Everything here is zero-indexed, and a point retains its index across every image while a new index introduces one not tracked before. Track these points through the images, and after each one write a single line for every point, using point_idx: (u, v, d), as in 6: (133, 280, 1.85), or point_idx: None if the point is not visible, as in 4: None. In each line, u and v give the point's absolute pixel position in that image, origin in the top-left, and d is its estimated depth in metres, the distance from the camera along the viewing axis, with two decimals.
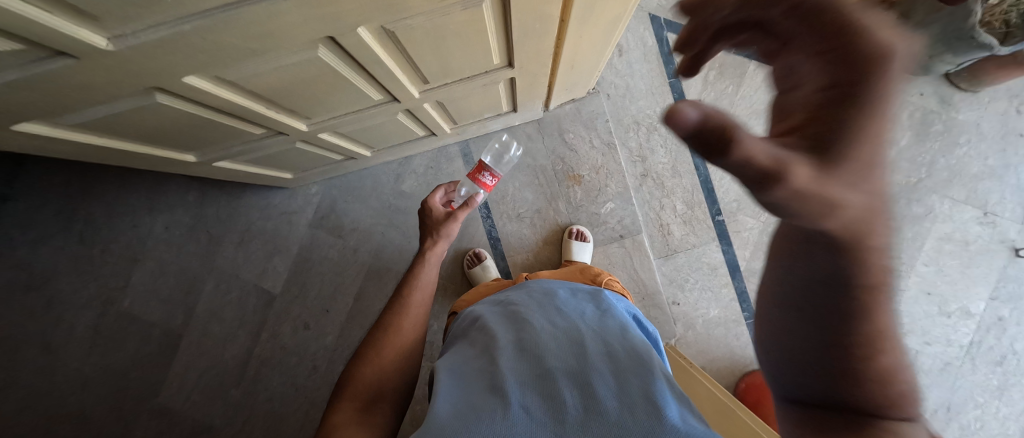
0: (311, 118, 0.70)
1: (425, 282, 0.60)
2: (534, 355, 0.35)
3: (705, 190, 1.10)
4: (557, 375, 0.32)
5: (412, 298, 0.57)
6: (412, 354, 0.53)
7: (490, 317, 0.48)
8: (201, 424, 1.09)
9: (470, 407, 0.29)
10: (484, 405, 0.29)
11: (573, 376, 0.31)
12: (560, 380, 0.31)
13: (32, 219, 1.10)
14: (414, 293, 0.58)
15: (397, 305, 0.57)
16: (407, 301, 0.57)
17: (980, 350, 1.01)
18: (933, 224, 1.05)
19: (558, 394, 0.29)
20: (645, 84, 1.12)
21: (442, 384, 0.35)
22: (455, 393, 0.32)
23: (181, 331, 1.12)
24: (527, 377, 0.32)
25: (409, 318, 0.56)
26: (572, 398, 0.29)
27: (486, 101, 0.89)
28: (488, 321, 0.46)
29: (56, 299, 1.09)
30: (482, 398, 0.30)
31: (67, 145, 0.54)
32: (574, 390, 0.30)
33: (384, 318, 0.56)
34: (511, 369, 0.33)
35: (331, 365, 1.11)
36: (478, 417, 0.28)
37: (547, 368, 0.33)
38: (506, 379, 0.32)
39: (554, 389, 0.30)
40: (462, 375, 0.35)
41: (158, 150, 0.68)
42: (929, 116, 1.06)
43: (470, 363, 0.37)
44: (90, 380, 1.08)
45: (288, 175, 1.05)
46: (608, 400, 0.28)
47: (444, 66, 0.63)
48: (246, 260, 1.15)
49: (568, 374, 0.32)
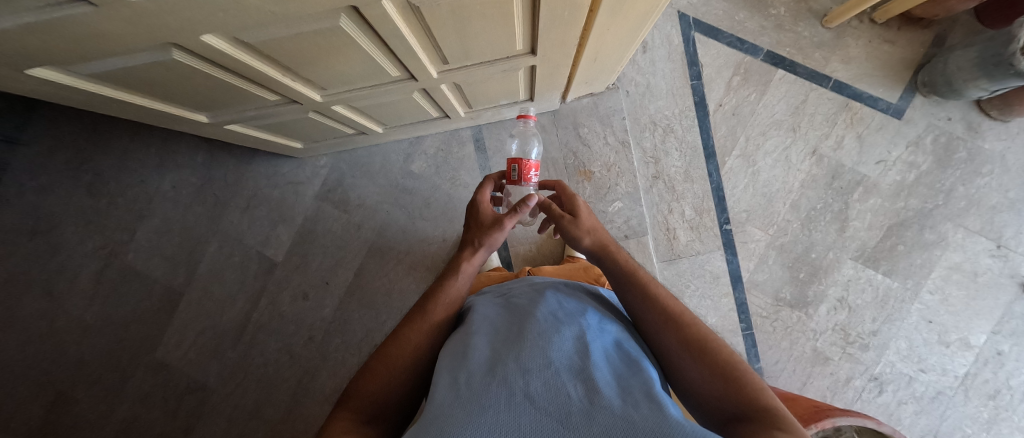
0: (326, 89, 0.69)
1: (455, 290, 0.53)
2: (535, 346, 0.34)
3: (716, 198, 1.08)
4: (559, 369, 0.31)
5: (441, 307, 0.51)
6: (428, 366, 0.46)
7: (492, 311, 0.48)
8: (195, 382, 1.11)
9: (470, 395, 0.28)
10: (485, 392, 0.28)
11: (575, 373, 0.30)
12: (562, 373, 0.30)
13: (42, 166, 1.10)
14: (444, 301, 0.52)
15: (422, 312, 0.50)
16: (437, 308, 0.50)
17: (975, 382, 1.01)
18: (943, 252, 1.03)
19: (561, 385, 0.28)
20: (666, 85, 1.10)
21: (445, 369, 0.35)
22: (456, 379, 0.32)
23: (182, 289, 1.13)
24: (528, 365, 0.31)
25: (434, 327, 0.48)
26: (574, 390, 0.28)
27: (504, 87, 0.88)
28: (487, 317, 0.46)
29: (61, 248, 1.11)
30: (483, 385, 0.29)
31: (79, 94, 0.53)
32: (577, 384, 0.28)
33: (405, 322, 0.48)
34: (512, 360, 0.33)
35: (326, 337, 1.12)
36: (478, 403, 0.27)
37: (549, 361, 0.32)
38: (508, 368, 0.31)
39: (557, 380, 0.29)
40: (464, 359, 0.35)
41: (170, 107, 0.67)
42: (953, 142, 1.03)
43: (471, 350, 0.37)
44: (91, 329, 1.10)
45: (297, 145, 1.04)
46: (610, 394, 0.27)
47: (465, 48, 0.62)
48: (250, 226, 1.15)
49: (571, 369, 0.31)
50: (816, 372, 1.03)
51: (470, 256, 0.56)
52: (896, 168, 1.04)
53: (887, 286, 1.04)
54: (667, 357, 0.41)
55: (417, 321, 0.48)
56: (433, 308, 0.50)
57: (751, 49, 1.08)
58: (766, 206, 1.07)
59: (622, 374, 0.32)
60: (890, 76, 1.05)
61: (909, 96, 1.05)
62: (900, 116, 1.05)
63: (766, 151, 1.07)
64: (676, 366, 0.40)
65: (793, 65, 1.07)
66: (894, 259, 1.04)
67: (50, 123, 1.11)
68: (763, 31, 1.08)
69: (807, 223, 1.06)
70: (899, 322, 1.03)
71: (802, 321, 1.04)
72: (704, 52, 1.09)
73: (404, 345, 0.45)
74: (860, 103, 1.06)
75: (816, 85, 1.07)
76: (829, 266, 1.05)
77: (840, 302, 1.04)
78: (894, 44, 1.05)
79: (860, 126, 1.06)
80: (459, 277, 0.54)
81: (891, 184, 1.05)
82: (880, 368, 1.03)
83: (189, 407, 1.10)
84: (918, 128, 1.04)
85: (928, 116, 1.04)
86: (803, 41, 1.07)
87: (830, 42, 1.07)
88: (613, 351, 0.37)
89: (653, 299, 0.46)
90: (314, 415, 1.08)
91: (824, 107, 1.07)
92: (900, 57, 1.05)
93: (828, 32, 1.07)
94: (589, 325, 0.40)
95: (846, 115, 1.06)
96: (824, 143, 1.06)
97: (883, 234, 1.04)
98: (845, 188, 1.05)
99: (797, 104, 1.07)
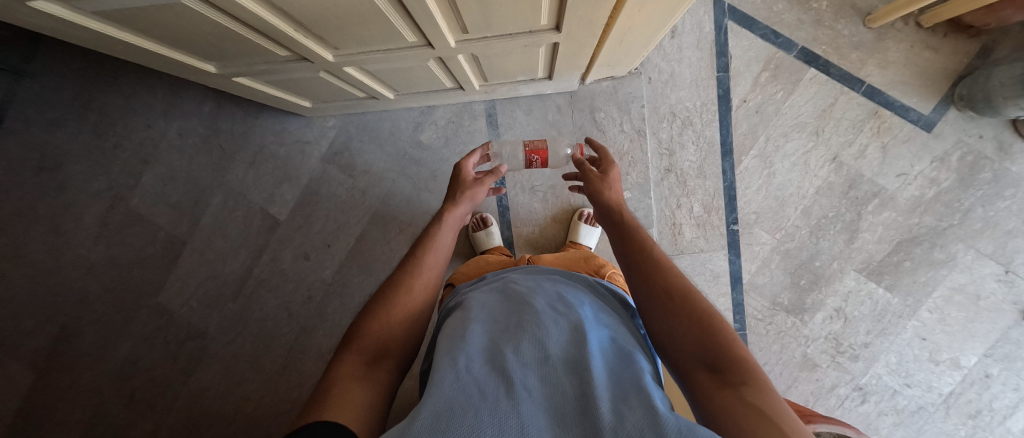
0: (339, 49, 0.66)
1: (440, 244, 0.53)
2: (533, 338, 0.34)
3: (727, 197, 1.06)
4: (555, 362, 0.31)
5: (433, 254, 0.51)
6: (426, 314, 0.48)
7: (490, 298, 0.48)
8: (196, 328, 1.14)
9: (466, 380, 0.28)
10: (481, 380, 0.28)
11: (570, 367, 0.30)
12: (557, 367, 0.30)
13: (49, 100, 1.09)
14: (434, 248, 0.52)
15: (415, 259, 0.50)
16: (429, 253, 0.51)
17: (958, 401, 1.02)
18: (949, 272, 1.02)
19: (557, 381, 0.28)
20: (691, 75, 1.05)
21: (444, 348, 0.35)
22: (450, 363, 0.32)
23: (185, 238, 1.14)
24: (524, 357, 0.31)
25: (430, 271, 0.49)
26: (568, 386, 0.27)
27: (524, 62, 0.84)
28: (485, 303, 0.46)
29: (67, 186, 1.11)
30: (478, 373, 0.29)
31: (84, 32, 0.51)
32: (570, 379, 0.28)
33: (399, 271, 0.49)
34: (509, 349, 0.32)
35: (324, 297, 1.14)
36: (474, 391, 0.27)
37: (544, 354, 0.32)
38: (505, 358, 0.31)
39: (551, 375, 0.29)
40: (459, 343, 0.35)
41: (176, 54, 0.64)
42: (980, 161, 1.00)
43: (466, 337, 0.37)
44: (96, 267, 1.12)
45: (307, 103, 1.02)
46: (603, 386, 0.27)
47: (486, 18, 0.59)
48: (254, 181, 1.14)
49: (565, 362, 0.31)
50: (802, 376, 1.05)
51: (452, 208, 0.58)
52: (916, 183, 1.01)
53: (886, 302, 1.04)
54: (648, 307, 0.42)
55: (414, 267, 0.49)
56: (424, 254, 0.50)
57: (786, 43, 1.02)
58: (777, 209, 1.05)
59: (615, 368, 0.31)
60: (925, 86, 1.01)
61: (943, 109, 1.00)
62: (929, 129, 1.01)
63: (785, 153, 1.04)
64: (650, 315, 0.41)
65: (826, 65, 1.02)
66: (898, 274, 1.03)
67: (56, 57, 1.08)
68: (800, 25, 1.02)
69: (815, 231, 1.04)
70: (892, 337, 1.04)
71: (796, 327, 1.05)
72: (735, 42, 1.03)
73: (403, 289, 0.46)
74: (891, 112, 1.02)
75: (848, 88, 1.02)
76: (832, 275, 1.04)
77: (836, 312, 1.05)
78: (936, 51, 1.00)
79: (887, 136, 1.02)
80: (444, 229, 0.55)
81: (909, 199, 1.02)
82: (866, 379, 1.04)
83: (189, 352, 1.13)
84: (946, 144, 1.00)
85: (959, 132, 1.00)
86: (841, 40, 1.02)
87: (869, 44, 1.01)
88: (609, 344, 0.36)
89: (648, 252, 0.46)
90: (310, 371, 1.12)
91: (852, 113, 1.02)
92: (940, 66, 1.00)
93: (869, 33, 1.01)
94: (586, 316, 0.40)
95: (874, 123, 1.02)
96: (847, 150, 1.03)
97: (892, 248, 1.03)
98: (860, 198, 1.03)
99: (824, 107, 1.03)
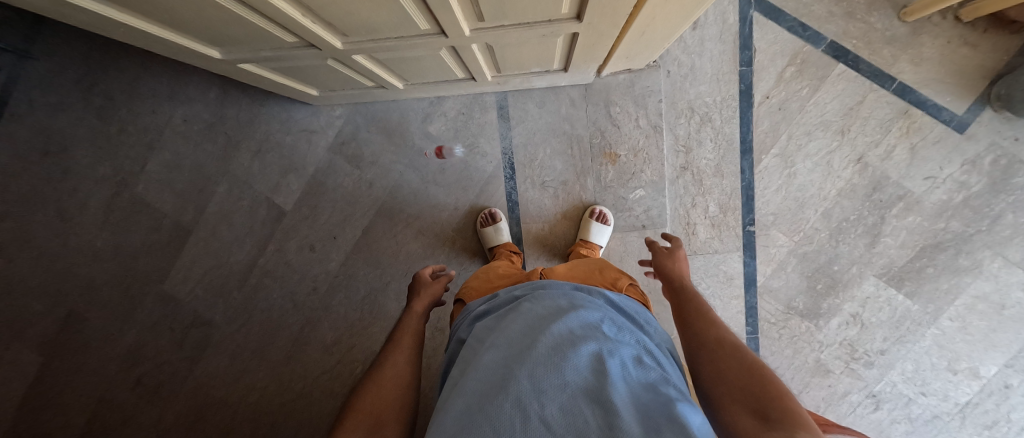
0: (348, 36, 0.63)
1: (409, 329, 0.59)
2: (551, 363, 0.32)
3: (744, 197, 1.03)
4: (575, 391, 0.29)
5: (405, 335, 0.57)
6: (413, 379, 0.49)
7: (504, 317, 0.46)
8: (202, 316, 1.14)
9: (479, 413, 0.28)
10: (494, 411, 0.27)
11: (591, 395, 0.28)
12: (578, 397, 0.28)
13: (52, 83, 1.07)
14: (405, 331, 0.58)
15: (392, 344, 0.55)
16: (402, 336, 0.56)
17: (974, 411, 1.00)
18: (974, 280, 0.99)
19: (578, 410, 0.26)
20: (712, 68, 1.01)
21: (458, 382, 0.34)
22: (467, 401, 0.30)
23: (191, 226, 1.13)
24: (543, 386, 0.29)
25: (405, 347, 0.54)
26: (591, 415, 0.26)
27: (539, 53, 0.80)
28: (500, 324, 0.44)
29: (72, 171, 1.09)
30: (494, 406, 0.28)
31: (85, 15, 0.48)
32: (592, 408, 0.26)
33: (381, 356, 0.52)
34: (525, 376, 0.31)
35: (330, 288, 1.13)
36: (487, 426, 0.26)
37: (563, 381, 0.30)
38: (521, 386, 0.29)
39: (572, 404, 0.27)
40: (474, 376, 0.34)
41: (180, 38, 0.61)
42: (1014, 165, 0.95)
43: (482, 366, 0.35)
44: (102, 253, 1.12)
45: (314, 92, 0.99)
46: (626, 414, 0.25)
47: (503, 6, 0.55)
48: (260, 170, 1.12)
49: (586, 390, 0.29)
50: (814, 382, 1.03)
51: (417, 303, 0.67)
52: (944, 187, 0.97)
53: (906, 308, 1.01)
54: (707, 377, 0.40)
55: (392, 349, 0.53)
56: (398, 339, 0.56)
57: (814, 37, 0.98)
58: (797, 210, 1.02)
59: (641, 395, 0.29)
60: (960, 84, 0.96)
61: (977, 109, 0.96)
62: (962, 130, 0.96)
63: (807, 153, 1.00)
64: (709, 384, 0.39)
65: (856, 61, 0.97)
66: (920, 281, 1.00)
67: (59, 38, 1.06)
68: (831, 18, 0.97)
69: (835, 234, 1.01)
70: (909, 344, 1.01)
71: (810, 332, 1.02)
72: (760, 35, 0.99)
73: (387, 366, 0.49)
74: (921, 111, 0.97)
75: (878, 85, 0.98)
76: (850, 280, 1.02)
77: (853, 318, 1.02)
78: (974, 47, 0.94)
79: (916, 136, 0.98)
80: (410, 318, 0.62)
81: (935, 203, 0.98)
82: (880, 386, 1.02)
83: (195, 340, 1.13)
84: (978, 146, 0.96)
85: (993, 134, 0.95)
86: (873, 35, 0.97)
87: (903, 38, 0.96)
88: (634, 368, 0.34)
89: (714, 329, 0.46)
90: (315, 362, 1.12)
91: (880, 111, 0.98)
92: (978, 63, 0.95)
93: (904, 27, 0.96)
94: (607, 337, 0.38)
95: (903, 123, 0.98)
96: (873, 151, 0.99)
97: (914, 253, 1.00)
98: (883, 202, 0.99)
99: (851, 105, 0.99)
